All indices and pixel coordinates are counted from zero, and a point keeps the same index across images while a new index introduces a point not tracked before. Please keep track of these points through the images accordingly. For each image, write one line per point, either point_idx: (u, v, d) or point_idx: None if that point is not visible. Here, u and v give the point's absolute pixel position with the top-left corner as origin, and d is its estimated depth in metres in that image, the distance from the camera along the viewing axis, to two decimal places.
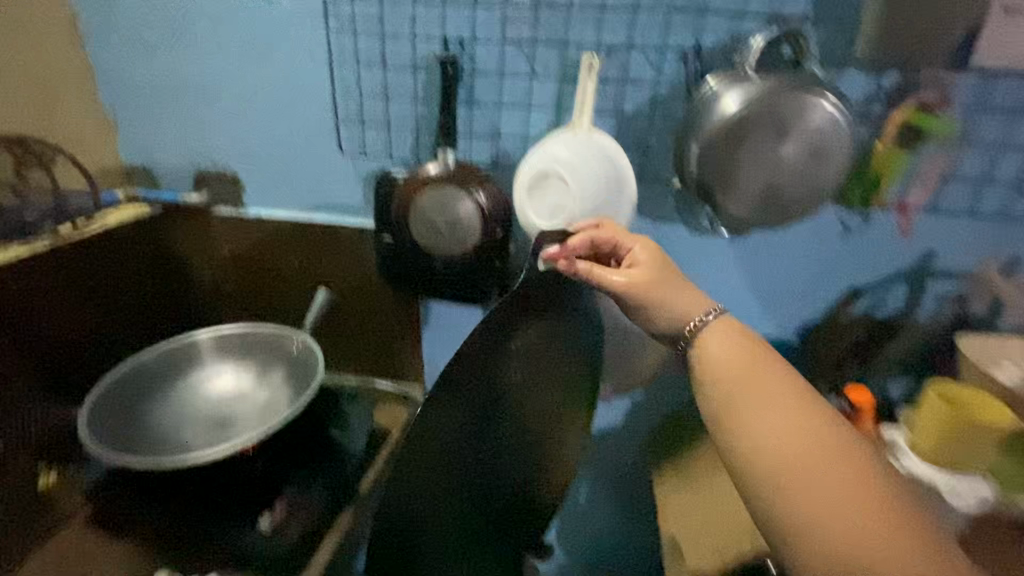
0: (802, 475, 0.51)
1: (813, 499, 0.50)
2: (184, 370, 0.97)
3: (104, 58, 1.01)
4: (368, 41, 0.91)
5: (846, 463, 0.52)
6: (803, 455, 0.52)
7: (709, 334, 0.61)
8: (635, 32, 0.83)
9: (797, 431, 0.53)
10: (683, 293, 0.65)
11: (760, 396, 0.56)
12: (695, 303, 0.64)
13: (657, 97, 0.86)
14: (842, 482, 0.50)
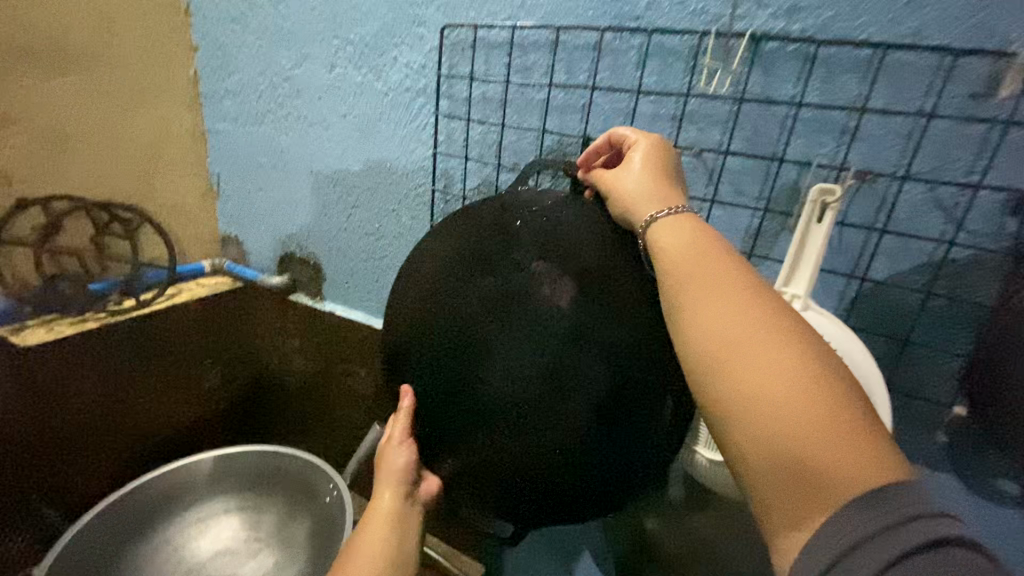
0: (745, 376, 0.31)
1: (757, 392, 0.31)
2: (200, 497, 0.80)
3: (217, 122, 0.92)
4: (484, 128, 0.67)
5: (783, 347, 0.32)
6: (748, 352, 0.32)
7: (666, 225, 0.40)
8: (920, 154, 0.47)
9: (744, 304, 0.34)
10: (658, 188, 0.43)
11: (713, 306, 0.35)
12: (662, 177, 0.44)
13: (945, 266, 0.48)
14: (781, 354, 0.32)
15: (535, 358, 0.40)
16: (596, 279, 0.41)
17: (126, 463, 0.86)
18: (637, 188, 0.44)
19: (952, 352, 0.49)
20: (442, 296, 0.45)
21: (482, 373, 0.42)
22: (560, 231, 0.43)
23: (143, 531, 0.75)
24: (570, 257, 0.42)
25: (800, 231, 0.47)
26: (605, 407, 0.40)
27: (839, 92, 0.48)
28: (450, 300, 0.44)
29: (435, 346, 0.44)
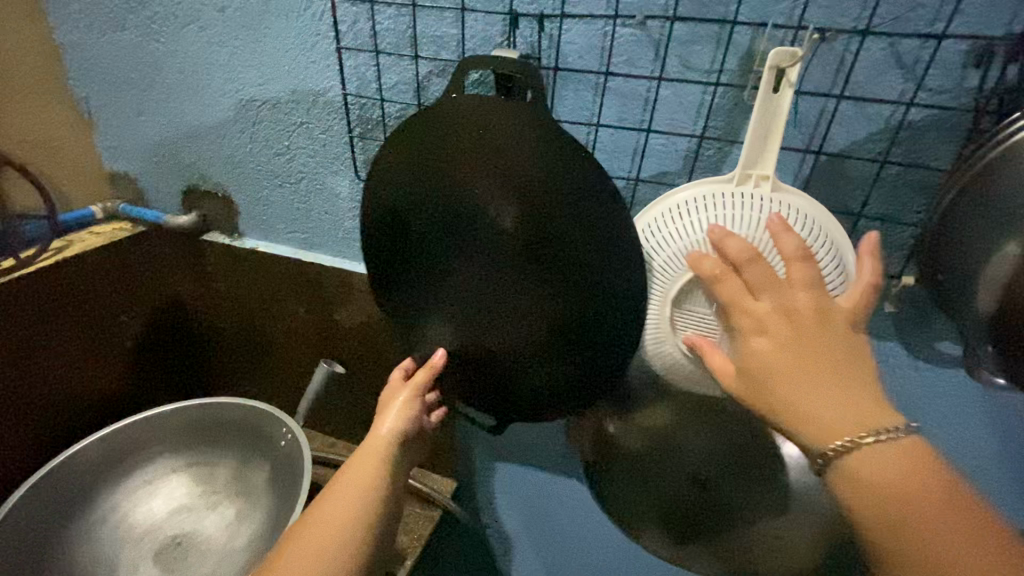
0: None
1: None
2: (141, 460, 0.74)
3: (68, 31, 0.75)
4: (393, 11, 0.57)
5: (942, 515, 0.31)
6: None
7: (862, 466, 0.32)
8: (882, 3, 0.42)
9: (904, 471, 0.32)
10: (800, 362, 0.35)
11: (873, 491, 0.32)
12: (806, 371, 0.35)
13: (902, 131, 0.45)
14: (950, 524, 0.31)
15: (503, 277, 0.51)
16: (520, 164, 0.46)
17: (50, 435, 0.78)
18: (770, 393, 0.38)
19: (903, 222, 0.48)
20: (426, 213, 0.53)
21: (470, 287, 0.53)
22: (525, 153, 0.46)
23: (81, 503, 0.70)
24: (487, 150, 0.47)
25: (760, 102, 0.42)
26: (562, 320, 0.50)
27: None
28: (434, 220, 0.53)
29: (431, 257, 0.54)
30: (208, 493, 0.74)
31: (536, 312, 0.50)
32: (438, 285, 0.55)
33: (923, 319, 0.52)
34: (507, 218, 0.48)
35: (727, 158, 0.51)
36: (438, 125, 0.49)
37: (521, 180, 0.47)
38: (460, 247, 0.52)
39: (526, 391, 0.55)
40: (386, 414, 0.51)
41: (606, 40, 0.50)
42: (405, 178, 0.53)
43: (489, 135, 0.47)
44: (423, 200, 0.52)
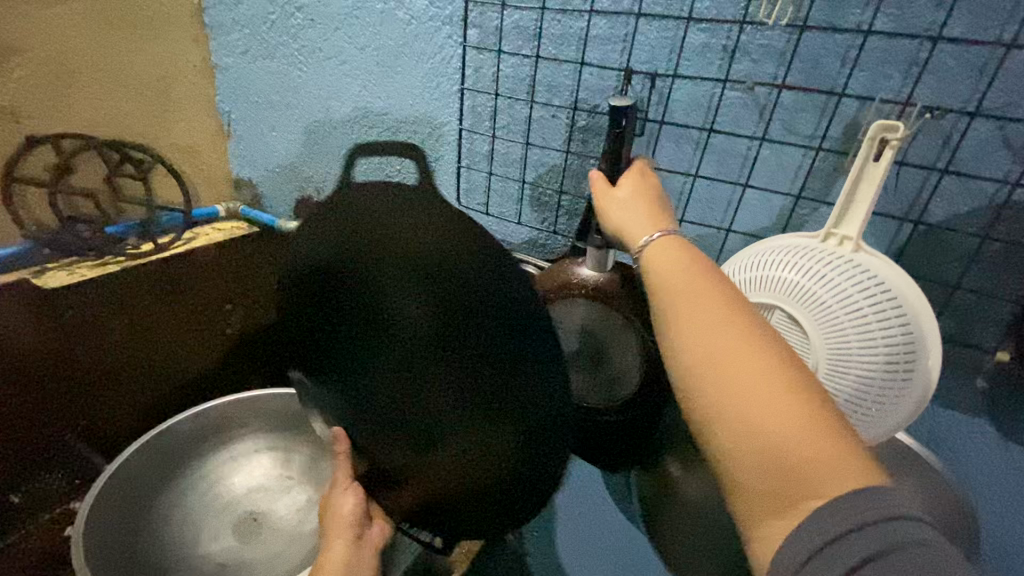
0: (727, 389, 0.31)
1: (729, 362, 0.32)
2: (231, 437, 0.80)
3: (225, 56, 0.87)
4: (516, 61, 0.63)
5: (786, 387, 0.30)
6: (736, 365, 0.31)
7: (658, 249, 0.40)
8: (993, 88, 0.44)
9: (687, 258, 0.38)
10: (640, 196, 0.47)
11: (719, 377, 0.31)
12: (651, 204, 0.46)
13: (1006, 209, 0.46)
14: (792, 398, 0.30)
15: (410, 381, 0.45)
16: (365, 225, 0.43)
17: (153, 403, 0.85)
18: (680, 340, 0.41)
19: (1000, 298, 0.49)
20: (330, 317, 0.49)
21: (372, 391, 0.50)
22: (406, 234, 0.40)
23: (176, 468, 0.76)
24: (336, 234, 0.46)
25: (855, 170, 0.44)
26: (469, 435, 0.42)
27: (912, 18, 0.45)
28: (335, 318, 0.49)
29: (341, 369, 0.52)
30: (282, 477, 0.79)
31: (442, 421, 0.44)
32: (352, 398, 0.52)
33: (1017, 397, 0.51)
34: (408, 307, 0.42)
35: (823, 219, 0.54)
36: (330, 220, 0.45)
37: (411, 264, 0.41)
38: (364, 349, 0.48)
39: (447, 501, 0.49)
40: (336, 506, 0.53)
41: (712, 100, 0.54)
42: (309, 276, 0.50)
43: (380, 215, 0.42)
44: (325, 298, 0.49)
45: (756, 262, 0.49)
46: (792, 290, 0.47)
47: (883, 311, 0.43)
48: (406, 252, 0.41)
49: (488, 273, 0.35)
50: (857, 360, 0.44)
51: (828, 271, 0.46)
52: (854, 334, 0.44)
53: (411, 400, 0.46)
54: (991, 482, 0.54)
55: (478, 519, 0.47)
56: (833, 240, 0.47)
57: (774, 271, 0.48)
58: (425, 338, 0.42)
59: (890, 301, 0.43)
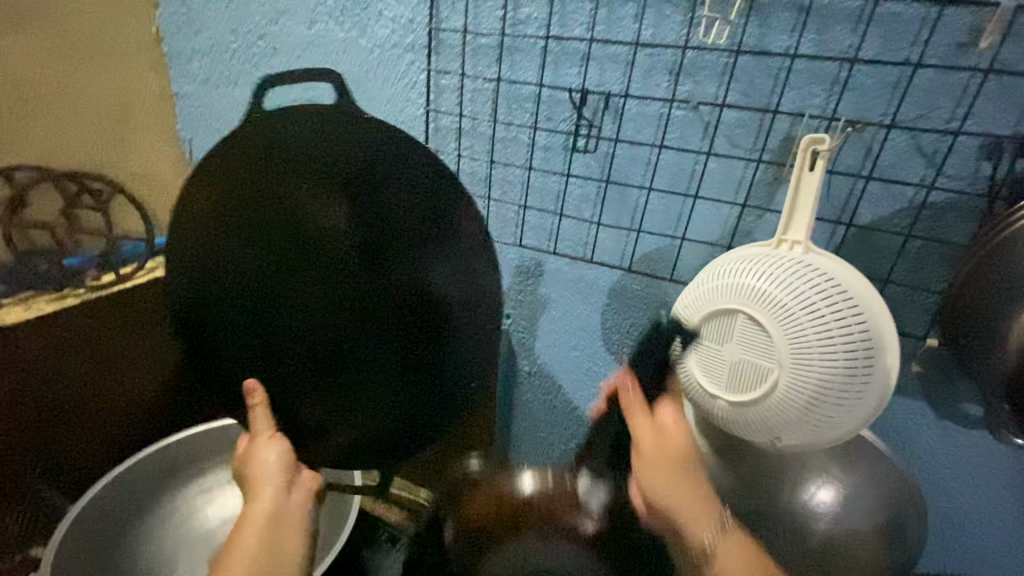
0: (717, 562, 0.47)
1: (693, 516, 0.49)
2: (203, 469, 0.79)
3: (186, 83, 0.87)
4: (478, 84, 0.66)
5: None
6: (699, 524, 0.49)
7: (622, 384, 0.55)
8: (906, 103, 0.49)
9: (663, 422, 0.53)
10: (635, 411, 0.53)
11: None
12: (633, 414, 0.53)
13: (924, 210, 0.52)
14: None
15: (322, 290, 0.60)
16: (298, 146, 0.56)
17: (121, 438, 0.81)
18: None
19: (928, 289, 0.54)
20: (229, 270, 0.58)
21: (292, 296, 0.60)
22: (304, 159, 0.57)
23: (146, 504, 0.74)
24: (264, 169, 0.56)
25: (795, 179, 0.49)
26: (393, 308, 0.61)
27: (832, 42, 0.50)
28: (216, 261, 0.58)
29: (247, 301, 0.59)
30: None
31: (366, 303, 0.60)
32: (257, 328, 0.60)
33: (948, 377, 0.56)
34: (323, 216, 0.58)
35: (767, 224, 0.58)
36: (226, 175, 0.56)
37: (320, 184, 0.57)
38: (264, 282, 0.59)
39: (364, 398, 0.63)
40: (259, 454, 0.55)
41: (662, 118, 0.59)
42: (190, 239, 0.57)
43: (317, 138, 0.56)
44: (222, 256, 0.58)
45: (722, 270, 0.51)
46: (752, 293, 0.48)
47: (836, 308, 0.45)
48: (327, 162, 0.57)
49: (413, 178, 0.58)
50: (818, 356, 0.45)
51: (778, 272, 0.48)
52: (816, 335, 0.45)
53: (344, 293, 0.60)
54: (932, 459, 0.59)
55: (403, 385, 0.63)
56: (785, 245, 0.50)
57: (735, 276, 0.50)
58: (343, 241, 0.58)
59: (836, 301, 0.45)
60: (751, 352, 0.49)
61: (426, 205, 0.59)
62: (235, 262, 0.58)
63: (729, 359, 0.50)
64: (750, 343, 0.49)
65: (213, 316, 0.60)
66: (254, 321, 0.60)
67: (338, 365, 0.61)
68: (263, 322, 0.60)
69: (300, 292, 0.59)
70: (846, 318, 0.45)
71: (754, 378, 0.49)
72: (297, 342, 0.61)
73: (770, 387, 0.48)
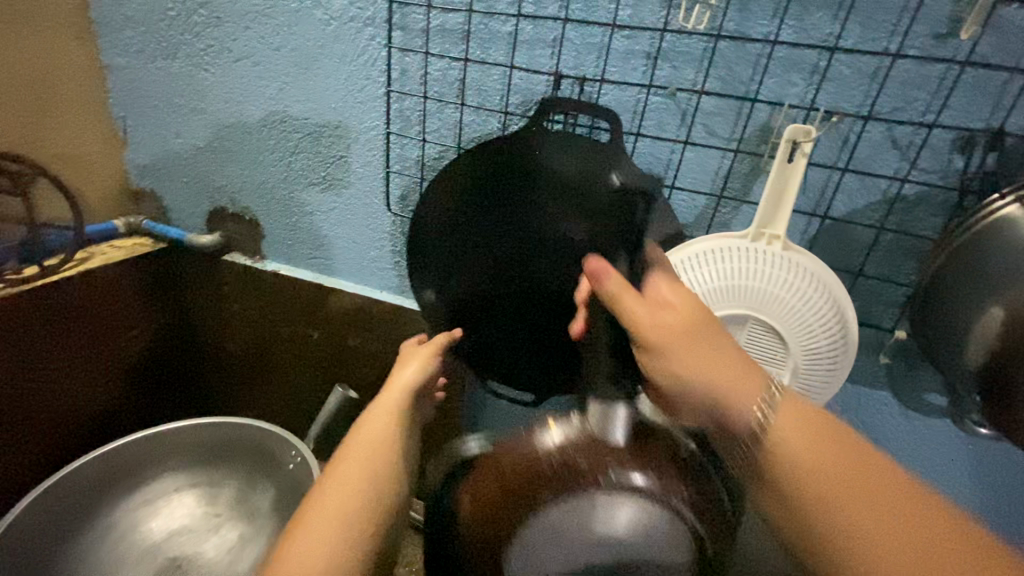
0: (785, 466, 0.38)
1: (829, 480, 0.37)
2: (147, 477, 0.73)
3: (117, 55, 0.78)
4: (444, 64, 0.62)
5: (894, 496, 0.35)
6: (840, 493, 0.36)
7: None
8: (882, 93, 0.49)
9: (809, 456, 0.38)
10: None
11: (832, 506, 0.36)
12: (814, 454, 0.38)
13: (897, 202, 0.52)
14: (874, 484, 0.36)
15: (526, 276, 0.62)
16: (572, 161, 0.57)
17: (47, 443, 0.76)
18: (647, 307, 0.46)
19: (897, 282, 0.54)
20: (446, 234, 0.64)
21: (519, 282, 0.62)
22: (569, 172, 0.57)
23: (81, 519, 0.68)
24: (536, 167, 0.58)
25: (775, 170, 0.47)
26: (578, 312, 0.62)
27: (812, 29, 0.49)
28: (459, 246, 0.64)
29: (455, 266, 0.64)
30: (205, 516, 0.72)
31: (556, 299, 0.62)
32: (460, 289, 0.65)
33: (913, 368, 0.57)
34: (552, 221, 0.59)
35: (743, 216, 0.57)
36: (488, 162, 0.60)
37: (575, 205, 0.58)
38: (473, 250, 0.63)
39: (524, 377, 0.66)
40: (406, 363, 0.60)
41: (638, 105, 0.56)
42: (437, 198, 0.63)
43: (572, 153, 0.57)
44: (454, 216, 0.63)
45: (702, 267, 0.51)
46: (738, 296, 0.51)
47: (810, 303, 0.50)
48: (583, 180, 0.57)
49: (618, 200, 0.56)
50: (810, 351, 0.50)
51: (764, 274, 0.50)
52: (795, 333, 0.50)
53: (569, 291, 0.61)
54: (893, 448, 0.60)
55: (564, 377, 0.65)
56: (764, 240, 0.50)
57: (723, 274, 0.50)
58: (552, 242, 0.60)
59: (814, 301, 0.50)
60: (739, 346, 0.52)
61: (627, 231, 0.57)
62: (462, 235, 0.63)
63: None
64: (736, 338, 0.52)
65: (423, 271, 0.66)
66: (454, 282, 0.65)
67: (517, 344, 0.65)
68: (460, 286, 0.65)
69: (527, 278, 0.62)
70: (820, 317, 0.50)
71: None
72: (492, 315, 0.65)
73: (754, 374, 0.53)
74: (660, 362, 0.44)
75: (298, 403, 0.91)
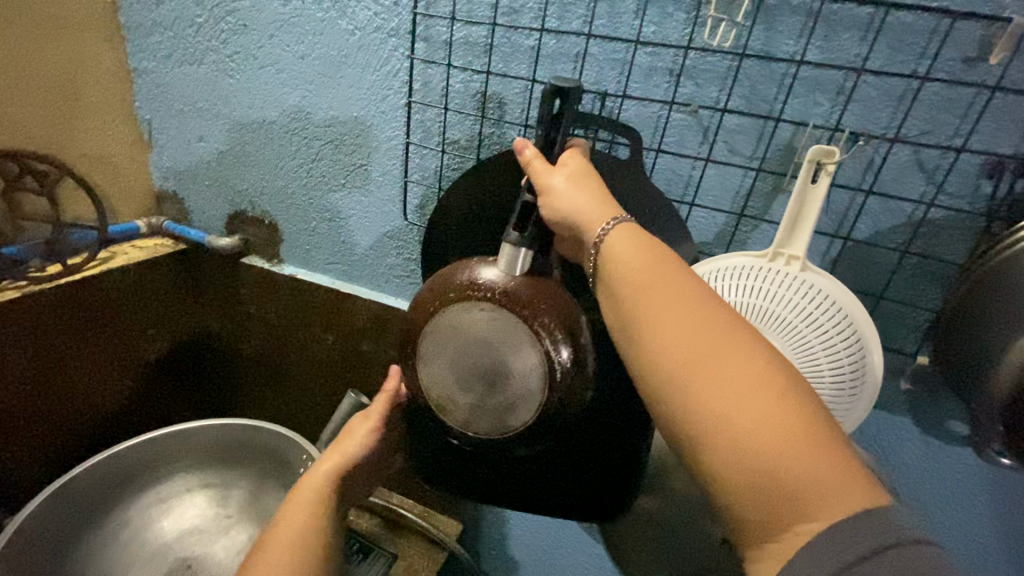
0: (707, 387, 0.34)
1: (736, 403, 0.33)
2: (161, 476, 0.74)
3: (145, 60, 0.80)
4: (466, 76, 0.62)
5: (781, 414, 0.32)
6: (754, 417, 0.32)
7: None
8: (910, 116, 0.48)
9: (731, 387, 0.33)
10: None
11: (709, 393, 0.34)
12: (729, 375, 0.34)
13: (922, 226, 0.51)
14: (769, 398, 0.32)
15: None
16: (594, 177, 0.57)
17: (64, 437, 0.77)
18: (574, 190, 0.46)
19: (920, 307, 0.53)
20: (466, 245, 0.64)
21: None
22: None
23: (96, 515, 0.69)
24: None
25: (798, 192, 0.47)
26: None
27: (839, 50, 0.48)
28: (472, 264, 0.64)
29: None
30: (216, 517, 0.73)
31: None
32: None
33: (935, 395, 0.56)
34: None
35: (763, 235, 0.57)
36: (494, 180, 0.60)
37: None
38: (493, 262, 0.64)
39: None
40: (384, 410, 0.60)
41: (660, 121, 0.56)
42: (457, 209, 0.63)
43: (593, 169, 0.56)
44: (474, 228, 0.63)
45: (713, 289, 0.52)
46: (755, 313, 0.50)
47: (835, 325, 0.48)
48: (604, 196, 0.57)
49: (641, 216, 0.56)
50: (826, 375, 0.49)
51: (780, 291, 0.50)
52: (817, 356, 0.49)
53: None
54: (912, 475, 0.59)
55: None
56: (781, 259, 0.49)
57: (733, 295, 0.51)
58: None
59: (838, 323, 0.48)
60: None
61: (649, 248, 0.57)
62: (482, 247, 0.63)
63: None
64: None
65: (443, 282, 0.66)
66: None
67: None
68: None
69: None
70: (845, 341, 0.48)
71: None
72: None
73: None
74: (547, 201, 0.47)
75: (311, 405, 0.92)
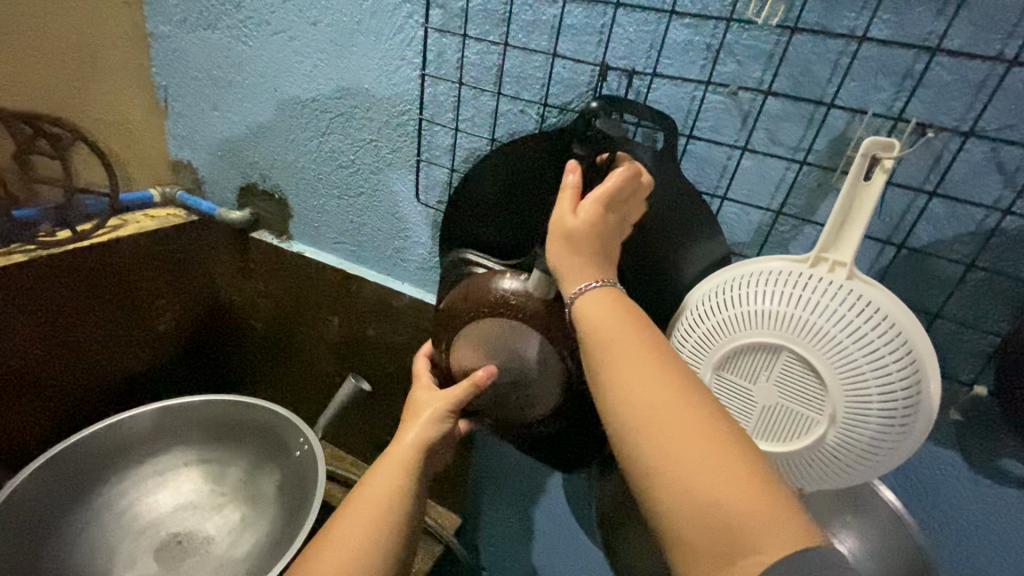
0: (653, 423, 0.33)
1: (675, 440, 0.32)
2: (157, 448, 0.73)
3: (162, 23, 0.78)
4: (483, 47, 0.57)
5: (703, 432, 0.31)
6: (694, 451, 0.31)
7: None
8: (991, 106, 0.41)
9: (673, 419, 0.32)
10: None
11: (660, 442, 0.32)
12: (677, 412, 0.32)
13: (993, 237, 0.44)
14: (713, 431, 0.32)
15: None
16: None
17: (70, 402, 0.77)
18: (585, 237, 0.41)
19: (982, 330, 0.46)
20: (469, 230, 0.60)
21: None
22: None
23: (93, 483, 0.68)
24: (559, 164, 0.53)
25: (846, 190, 0.41)
26: None
27: (910, 26, 0.41)
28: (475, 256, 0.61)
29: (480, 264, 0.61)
30: (211, 494, 0.73)
31: None
32: None
33: (991, 430, 0.49)
34: None
35: (803, 236, 0.50)
36: (500, 163, 0.55)
37: None
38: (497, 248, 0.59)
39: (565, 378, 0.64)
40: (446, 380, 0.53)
41: (694, 103, 0.50)
42: (463, 193, 0.58)
43: None
44: (480, 212, 0.59)
45: (737, 296, 0.46)
46: (789, 323, 0.44)
47: (886, 338, 0.41)
48: None
49: (664, 208, 0.50)
50: (874, 411, 0.42)
51: (815, 298, 0.43)
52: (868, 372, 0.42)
53: None
54: (953, 517, 0.53)
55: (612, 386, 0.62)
56: (824, 266, 0.43)
57: (756, 305, 0.45)
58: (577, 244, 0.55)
59: (891, 336, 0.41)
60: (794, 391, 0.45)
61: (671, 242, 0.51)
62: (490, 232, 0.59)
63: (759, 398, 0.47)
64: (792, 381, 0.45)
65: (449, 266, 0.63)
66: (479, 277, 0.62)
67: None
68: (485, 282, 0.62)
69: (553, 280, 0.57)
70: (901, 356, 0.41)
71: (797, 418, 0.45)
72: None
73: (810, 432, 0.45)
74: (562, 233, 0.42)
75: (315, 386, 0.90)
